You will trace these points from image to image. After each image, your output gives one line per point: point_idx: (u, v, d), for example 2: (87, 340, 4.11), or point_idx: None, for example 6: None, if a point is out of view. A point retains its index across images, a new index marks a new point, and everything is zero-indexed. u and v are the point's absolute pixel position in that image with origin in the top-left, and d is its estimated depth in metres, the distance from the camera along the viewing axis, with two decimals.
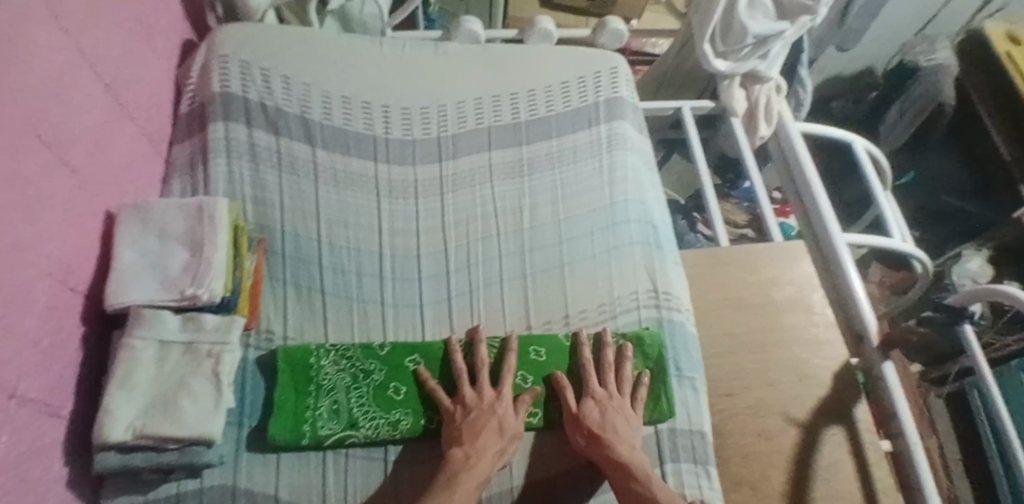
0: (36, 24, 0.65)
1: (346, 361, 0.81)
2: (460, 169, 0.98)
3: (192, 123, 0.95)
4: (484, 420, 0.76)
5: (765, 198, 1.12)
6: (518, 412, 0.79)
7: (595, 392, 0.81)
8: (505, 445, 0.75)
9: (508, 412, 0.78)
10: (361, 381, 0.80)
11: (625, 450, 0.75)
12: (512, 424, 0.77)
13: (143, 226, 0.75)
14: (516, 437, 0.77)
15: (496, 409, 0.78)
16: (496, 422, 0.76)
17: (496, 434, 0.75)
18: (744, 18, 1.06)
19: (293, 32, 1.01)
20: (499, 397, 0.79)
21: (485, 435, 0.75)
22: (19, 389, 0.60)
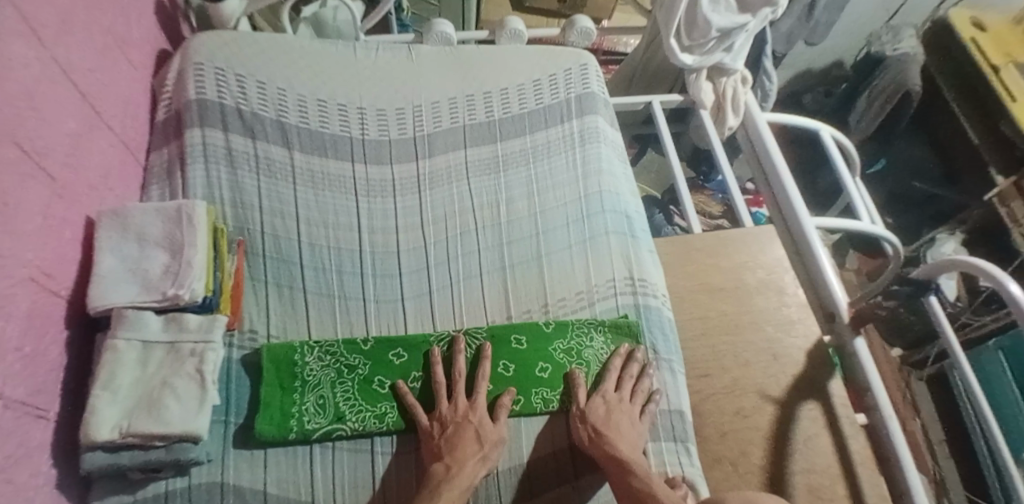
0: (11, 33, 0.66)
1: (331, 357, 0.82)
2: (437, 167, 1.00)
3: (169, 130, 0.95)
4: (465, 429, 0.76)
5: (736, 188, 1.16)
6: (499, 421, 0.79)
7: (605, 394, 0.83)
8: (484, 453, 0.75)
9: (487, 422, 0.78)
10: (345, 376, 0.82)
11: (629, 450, 0.76)
12: (491, 432, 0.77)
13: (123, 231, 0.76)
14: (496, 445, 0.77)
15: (474, 417, 0.78)
16: (477, 431, 0.76)
17: (477, 445, 0.75)
18: (708, 12, 1.10)
19: (266, 38, 1.03)
20: (476, 407, 0.79)
21: (468, 445, 0.74)
22: (5, 391, 0.61)
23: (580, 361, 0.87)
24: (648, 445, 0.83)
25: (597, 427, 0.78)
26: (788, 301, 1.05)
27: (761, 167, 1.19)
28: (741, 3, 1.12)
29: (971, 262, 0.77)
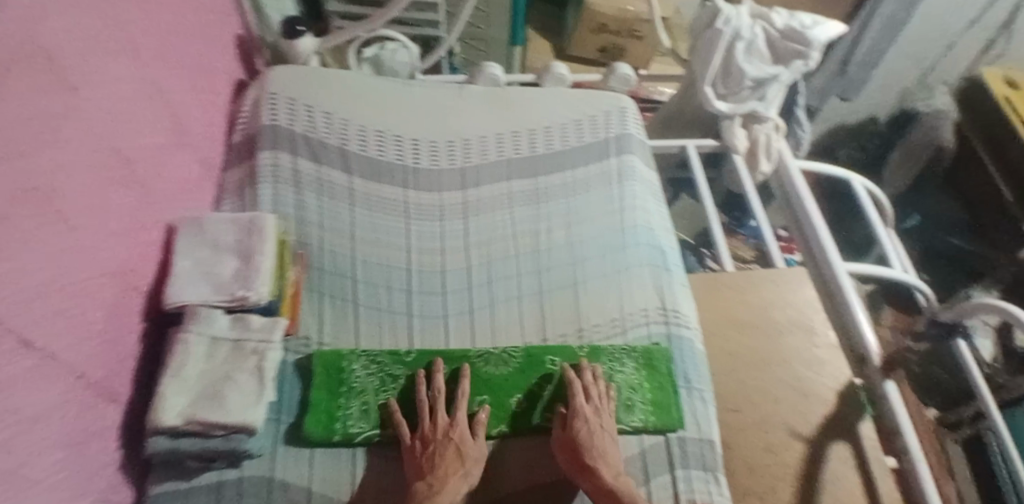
0: (116, 58, 0.76)
1: (376, 366, 0.87)
2: (482, 196, 1.07)
3: (243, 151, 1.05)
4: (445, 448, 0.79)
5: (770, 234, 1.21)
6: (478, 443, 0.82)
7: (581, 414, 0.82)
8: (467, 476, 0.78)
9: (469, 441, 0.81)
10: (389, 385, 0.86)
11: (611, 475, 0.78)
12: (472, 452, 0.80)
13: (199, 238, 0.84)
14: (474, 467, 0.79)
15: (451, 435, 0.80)
16: (457, 452, 0.79)
17: (460, 466, 0.78)
18: (742, 63, 1.17)
19: (333, 74, 1.13)
20: (453, 426, 0.81)
21: (451, 467, 0.78)
22: (83, 371, 0.68)
23: (612, 385, 0.90)
24: (678, 472, 0.84)
25: (579, 453, 0.79)
26: (818, 342, 1.07)
27: (794, 214, 1.23)
28: (774, 56, 1.19)
29: (990, 303, 0.82)
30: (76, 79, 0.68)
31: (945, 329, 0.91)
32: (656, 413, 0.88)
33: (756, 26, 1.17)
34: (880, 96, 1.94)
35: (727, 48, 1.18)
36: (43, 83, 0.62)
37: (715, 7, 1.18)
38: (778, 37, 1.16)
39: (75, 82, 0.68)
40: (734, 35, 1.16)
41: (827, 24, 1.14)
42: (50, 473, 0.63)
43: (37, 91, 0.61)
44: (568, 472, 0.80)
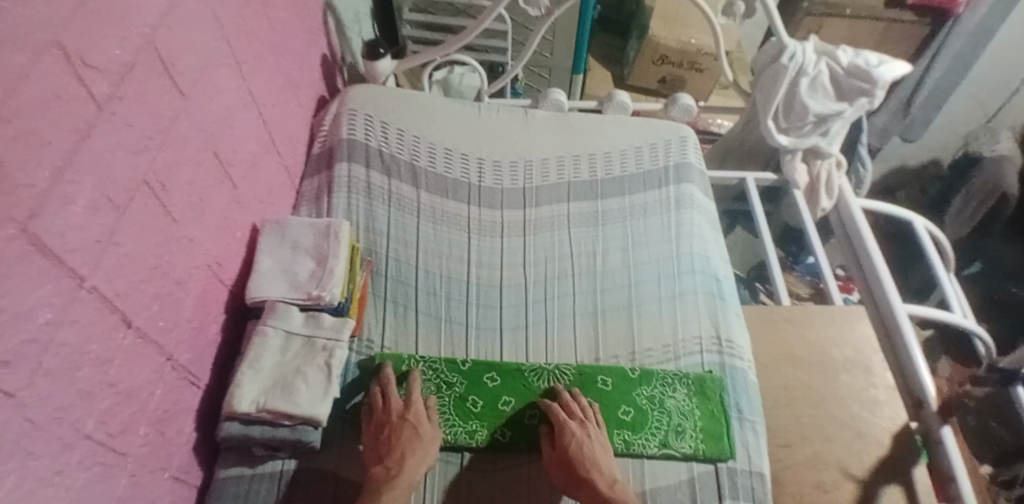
0: (224, 70, 0.83)
1: (433, 372, 0.90)
2: (541, 215, 1.11)
3: (321, 162, 1.12)
4: (405, 429, 0.81)
5: (829, 272, 1.19)
6: (432, 425, 0.84)
7: (569, 427, 0.82)
8: (424, 458, 0.80)
9: (427, 424, 0.83)
10: (443, 391, 0.89)
11: (607, 485, 0.79)
12: (428, 432, 0.82)
13: (281, 239, 0.91)
14: (429, 450, 0.81)
15: (408, 415, 0.82)
16: (415, 435, 0.81)
17: (420, 447, 0.80)
18: (805, 98, 1.18)
19: (408, 94, 1.20)
20: (410, 406, 0.84)
21: (411, 448, 0.79)
22: (174, 355, 0.74)
23: (662, 409, 0.89)
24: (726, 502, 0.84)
25: (572, 467, 0.80)
26: (876, 382, 1.04)
27: (854, 254, 1.21)
28: (838, 92, 1.19)
29: None
30: (188, 85, 0.74)
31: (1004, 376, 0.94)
32: (706, 440, 0.88)
33: (820, 62, 1.17)
34: (942, 137, 2.04)
35: (790, 83, 1.18)
36: (161, 89, 0.69)
37: (779, 42, 1.19)
38: (843, 74, 1.16)
39: (186, 88, 0.74)
40: (798, 70, 1.16)
41: (893, 63, 1.13)
42: (139, 446, 0.67)
43: (157, 96, 0.68)
44: (562, 485, 0.81)
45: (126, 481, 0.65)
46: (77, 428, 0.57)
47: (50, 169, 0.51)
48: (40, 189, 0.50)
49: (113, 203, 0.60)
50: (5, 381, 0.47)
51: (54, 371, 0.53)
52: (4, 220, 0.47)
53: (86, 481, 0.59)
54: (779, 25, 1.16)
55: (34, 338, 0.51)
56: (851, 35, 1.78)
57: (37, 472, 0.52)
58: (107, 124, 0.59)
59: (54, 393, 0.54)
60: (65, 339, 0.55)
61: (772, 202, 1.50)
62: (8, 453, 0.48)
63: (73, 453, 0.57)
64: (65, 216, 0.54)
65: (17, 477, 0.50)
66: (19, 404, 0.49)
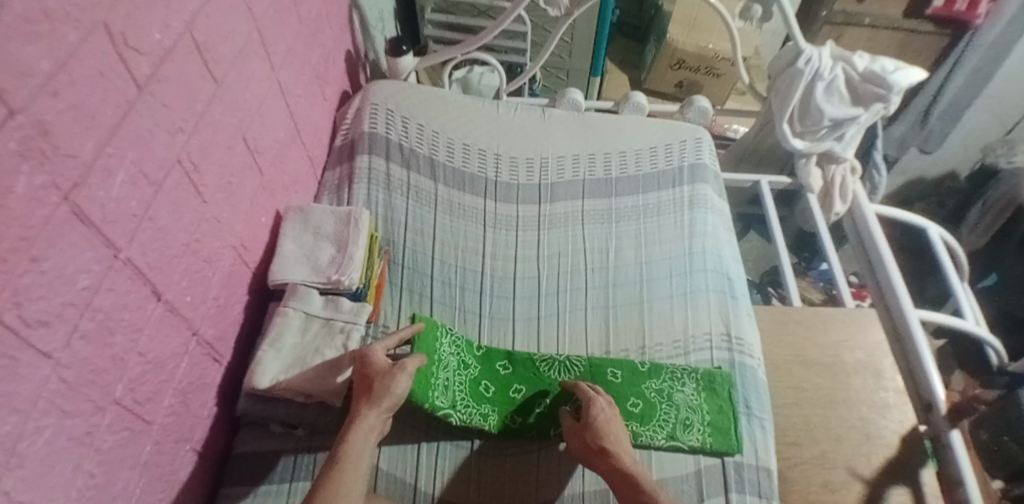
0: (255, 61, 0.87)
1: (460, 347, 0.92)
2: (556, 211, 1.12)
3: (343, 154, 1.15)
4: (361, 384, 0.79)
5: (842, 277, 1.20)
6: (390, 379, 0.78)
7: (596, 400, 0.84)
8: (368, 419, 0.75)
9: (381, 379, 0.78)
10: (462, 370, 0.91)
11: (629, 461, 0.78)
12: (381, 387, 0.78)
13: (303, 224, 0.94)
14: (373, 408, 0.76)
15: (364, 369, 0.80)
16: (366, 392, 0.78)
17: (363, 405, 0.76)
18: (820, 102, 1.19)
19: (428, 91, 1.23)
20: (366, 359, 0.80)
21: (356, 408, 0.77)
22: (199, 330, 0.77)
23: (670, 402, 0.91)
24: (732, 495, 0.85)
25: (596, 438, 0.80)
26: (886, 385, 1.05)
27: (867, 260, 1.22)
28: (854, 97, 1.20)
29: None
30: (222, 72, 0.78)
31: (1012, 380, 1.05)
32: (714, 434, 0.88)
33: (837, 66, 1.17)
34: (959, 152, 2.03)
35: (806, 88, 1.19)
36: (197, 73, 0.72)
37: (796, 47, 1.20)
38: (858, 79, 1.17)
39: (219, 75, 0.77)
40: (814, 75, 1.18)
41: (910, 69, 1.14)
42: (163, 416, 0.70)
43: (193, 80, 0.71)
44: (583, 456, 0.81)
45: (149, 449, 0.68)
46: (107, 392, 0.59)
47: (94, 142, 0.54)
48: (83, 160, 0.53)
49: (149, 179, 0.63)
50: (43, 340, 0.50)
51: (89, 334, 0.56)
52: (49, 186, 0.49)
53: (113, 444, 0.61)
54: (795, 31, 1.17)
55: (72, 302, 0.53)
56: (869, 44, 1.79)
57: (69, 430, 0.54)
58: (146, 104, 0.62)
59: (88, 356, 0.56)
60: (100, 305, 0.57)
61: (786, 207, 1.51)
62: (44, 409, 0.51)
63: (103, 416, 0.59)
64: (106, 189, 0.57)
65: (51, 434, 0.52)
66: (56, 363, 0.52)
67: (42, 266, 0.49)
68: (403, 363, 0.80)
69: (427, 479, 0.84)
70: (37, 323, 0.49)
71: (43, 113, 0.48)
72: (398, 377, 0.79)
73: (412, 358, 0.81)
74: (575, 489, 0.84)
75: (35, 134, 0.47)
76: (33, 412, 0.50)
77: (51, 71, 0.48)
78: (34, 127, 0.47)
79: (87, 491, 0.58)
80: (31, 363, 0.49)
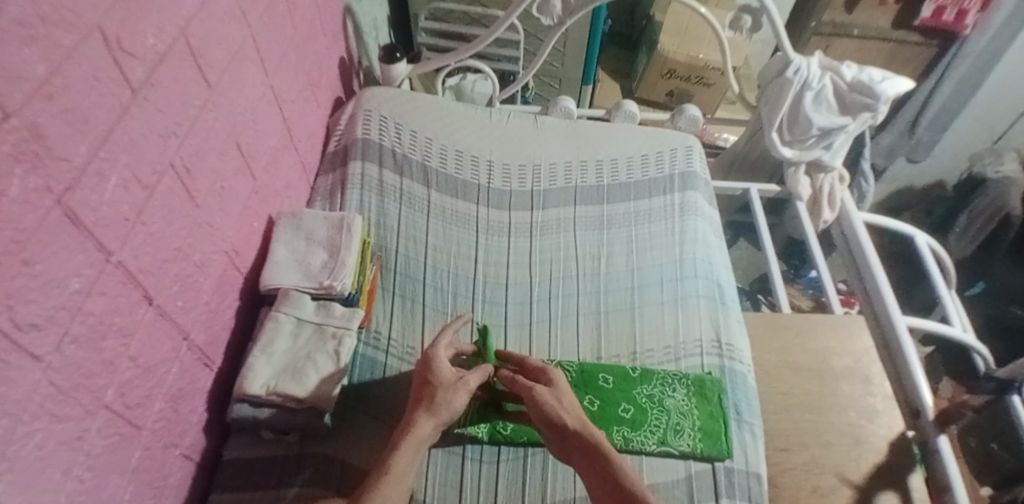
0: (249, 66, 0.87)
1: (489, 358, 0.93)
2: (548, 217, 1.13)
3: (336, 160, 1.15)
4: (424, 392, 0.79)
5: (831, 285, 1.21)
6: (452, 391, 0.79)
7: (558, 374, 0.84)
8: (423, 428, 0.75)
9: (444, 390, 0.79)
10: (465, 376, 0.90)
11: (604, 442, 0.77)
12: (442, 398, 0.78)
13: (296, 230, 0.95)
14: (430, 418, 0.76)
15: (428, 378, 0.80)
16: (426, 400, 0.78)
17: (421, 413, 0.77)
18: (809, 112, 1.21)
19: (422, 97, 1.23)
20: (430, 368, 0.81)
21: (413, 414, 0.77)
22: (190, 335, 0.77)
23: (661, 408, 0.91)
24: (723, 501, 0.85)
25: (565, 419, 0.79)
26: (874, 391, 1.06)
27: (856, 269, 1.23)
28: (842, 107, 1.22)
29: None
30: (216, 77, 0.78)
31: (1000, 385, 1.06)
32: (705, 440, 0.89)
33: (825, 76, 1.20)
34: (947, 160, 2.07)
35: (795, 97, 1.21)
36: (191, 78, 0.72)
37: (784, 57, 1.22)
38: (846, 89, 1.19)
39: (214, 80, 0.78)
40: (803, 85, 1.20)
41: (897, 79, 1.16)
42: (153, 421, 0.69)
43: (187, 85, 0.71)
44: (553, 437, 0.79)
45: (139, 454, 0.67)
46: (98, 397, 0.59)
47: (87, 145, 0.54)
48: (77, 163, 0.53)
49: (142, 183, 0.63)
50: (34, 343, 0.50)
51: (80, 338, 0.56)
52: (43, 189, 0.49)
53: (103, 449, 0.61)
54: (784, 41, 1.19)
55: (64, 305, 0.53)
56: (856, 54, 1.82)
57: (59, 435, 0.54)
58: (140, 108, 0.62)
59: (79, 359, 0.56)
60: (91, 308, 0.57)
61: (776, 215, 1.53)
62: (34, 413, 0.51)
63: (93, 420, 0.59)
64: (99, 192, 0.57)
65: (40, 438, 0.52)
66: (47, 367, 0.52)
67: (34, 269, 0.49)
68: (466, 378, 0.81)
69: (419, 485, 0.83)
70: (28, 326, 0.49)
71: (38, 116, 0.48)
72: (460, 392, 0.79)
73: (474, 372, 0.83)
74: (567, 495, 0.84)
75: (30, 137, 0.47)
76: (23, 415, 0.49)
77: (46, 74, 0.48)
78: (28, 130, 0.47)
79: (77, 496, 0.58)
80: (21, 366, 0.48)
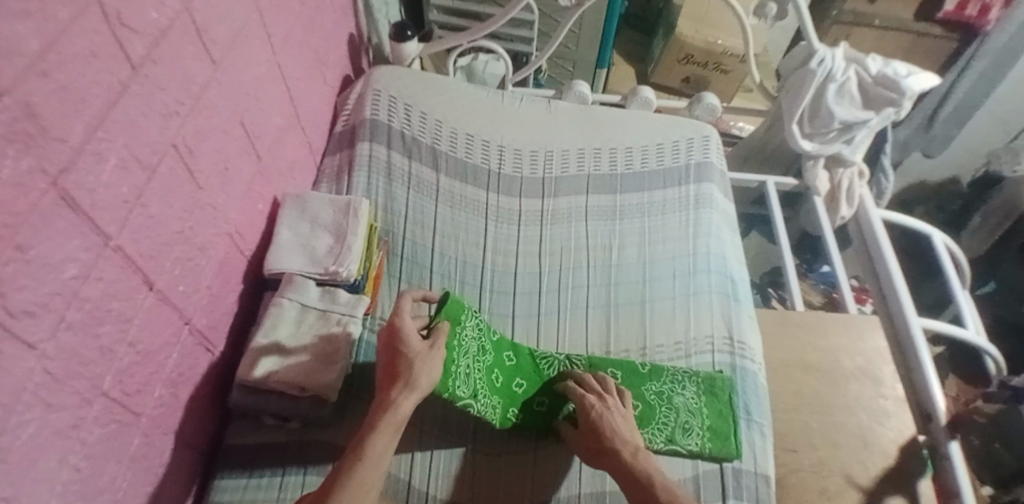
0: (254, 42, 0.84)
1: (479, 330, 0.87)
2: (560, 206, 1.10)
3: (343, 140, 1.12)
4: (400, 364, 0.74)
5: (846, 281, 1.18)
6: (427, 362, 0.75)
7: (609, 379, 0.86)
8: (405, 408, 0.71)
9: (412, 360, 0.74)
10: (480, 355, 0.86)
11: (631, 456, 0.77)
12: (409, 369, 0.73)
13: (301, 213, 0.92)
14: (411, 393, 0.72)
15: (400, 348, 0.75)
16: (401, 374, 0.73)
17: (399, 389, 0.72)
18: (831, 104, 1.17)
19: (433, 79, 1.20)
20: (400, 337, 0.75)
21: (393, 391, 0.72)
22: (192, 320, 0.75)
23: (669, 406, 0.90)
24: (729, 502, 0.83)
25: (599, 437, 0.79)
26: (885, 393, 1.04)
27: (872, 266, 1.21)
28: (865, 100, 1.18)
29: None
30: (220, 53, 0.75)
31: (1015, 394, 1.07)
32: (713, 439, 0.87)
33: (849, 69, 1.16)
34: (962, 158, 2.02)
35: (818, 88, 1.17)
36: (194, 54, 0.69)
37: (808, 47, 1.18)
38: (870, 82, 1.15)
39: (217, 56, 0.74)
40: (827, 76, 1.16)
41: (922, 75, 1.13)
42: (152, 408, 0.68)
43: (190, 62, 0.68)
44: (588, 456, 0.80)
45: (138, 442, 0.66)
46: (95, 384, 0.57)
47: (84, 125, 0.52)
48: (73, 143, 0.51)
49: (142, 164, 0.61)
50: (28, 331, 0.48)
51: (77, 325, 0.54)
52: (36, 171, 0.47)
53: (100, 438, 0.59)
54: (809, 30, 1.15)
55: (59, 292, 0.51)
56: (878, 45, 1.78)
57: (54, 424, 0.53)
58: (140, 85, 0.59)
59: (76, 347, 0.54)
60: (88, 294, 0.55)
61: (790, 207, 1.50)
62: (28, 402, 0.49)
63: (90, 408, 0.57)
64: (96, 174, 0.54)
65: (34, 428, 0.50)
66: (42, 355, 0.50)
67: (27, 255, 0.47)
68: (437, 345, 0.77)
69: (421, 477, 0.82)
70: (21, 314, 0.47)
71: (31, 94, 0.45)
72: (434, 360, 0.75)
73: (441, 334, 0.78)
74: (572, 491, 0.83)
75: (23, 116, 0.44)
76: (17, 405, 0.48)
77: (40, 50, 0.46)
78: (21, 109, 0.44)
79: (72, 485, 0.56)
80: (14, 355, 0.47)
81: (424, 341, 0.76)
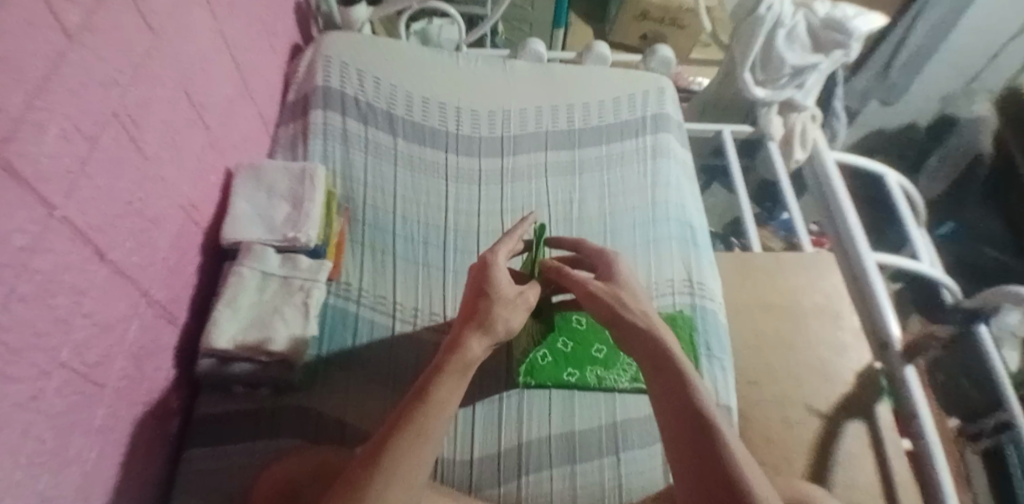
0: (195, 10, 0.82)
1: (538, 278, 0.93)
2: (519, 164, 1.11)
3: (296, 109, 1.11)
4: (480, 306, 0.72)
5: (802, 223, 1.21)
6: (510, 309, 0.73)
7: (617, 266, 0.80)
8: (473, 349, 0.67)
9: (500, 304, 0.73)
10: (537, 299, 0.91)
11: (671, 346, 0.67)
12: (485, 315, 0.71)
13: (256, 183, 0.92)
14: (482, 337, 0.69)
15: (486, 290, 0.74)
16: (478, 318, 0.71)
17: (473, 332, 0.69)
18: (782, 49, 1.20)
19: (385, 43, 1.18)
20: (490, 278, 0.75)
21: (466, 333, 0.69)
22: (150, 291, 0.75)
23: None
24: None
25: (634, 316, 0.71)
26: (842, 326, 1.09)
27: (827, 209, 1.23)
28: (815, 45, 1.21)
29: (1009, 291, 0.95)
30: (160, 22, 0.73)
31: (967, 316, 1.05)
32: None
33: (798, 13, 1.19)
34: (921, 103, 2.04)
35: (768, 36, 1.20)
36: (133, 23, 0.67)
37: None
38: (819, 25, 1.19)
39: (157, 26, 0.73)
40: (776, 22, 1.19)
41: (870, 14, 1.16)
42: (116, 380, 0.68)
43: (129, 30, 0.67)
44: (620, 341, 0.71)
45: (103, 413, 0.66)
46: (53, 356, 0.57)
47: (23, 95, 0.51)
48: (12, 114, 0.50)
49: (85, 134, 0.60)
50: None
51: (29, 296, 0.53)
52: None
53: (63, 409, 0.60)
54: None
55: (9, 263, 0.51)
56: None
57: (14, 395, 0.52)
58: (78, 55, 0.58)
59: (30, 318, 0.54)
60: (38, 266, 0.54)
61: (749, 158, 1.52)
62: None
63: (50, 380, 0.57)
64: (39, 143, 0.53)
65: None
66: None
67: None
68: (526, 294, 0.75)
69: None
70: None
71: None
72: (517, 310, 0.73)
73: (532, 287, 0.77)
74: (542, 435, 0.85)
75: None
76: None
77: None
78: None
79: (39, 455, 0.57)
80: None
81: (513, 288, 0.75)
